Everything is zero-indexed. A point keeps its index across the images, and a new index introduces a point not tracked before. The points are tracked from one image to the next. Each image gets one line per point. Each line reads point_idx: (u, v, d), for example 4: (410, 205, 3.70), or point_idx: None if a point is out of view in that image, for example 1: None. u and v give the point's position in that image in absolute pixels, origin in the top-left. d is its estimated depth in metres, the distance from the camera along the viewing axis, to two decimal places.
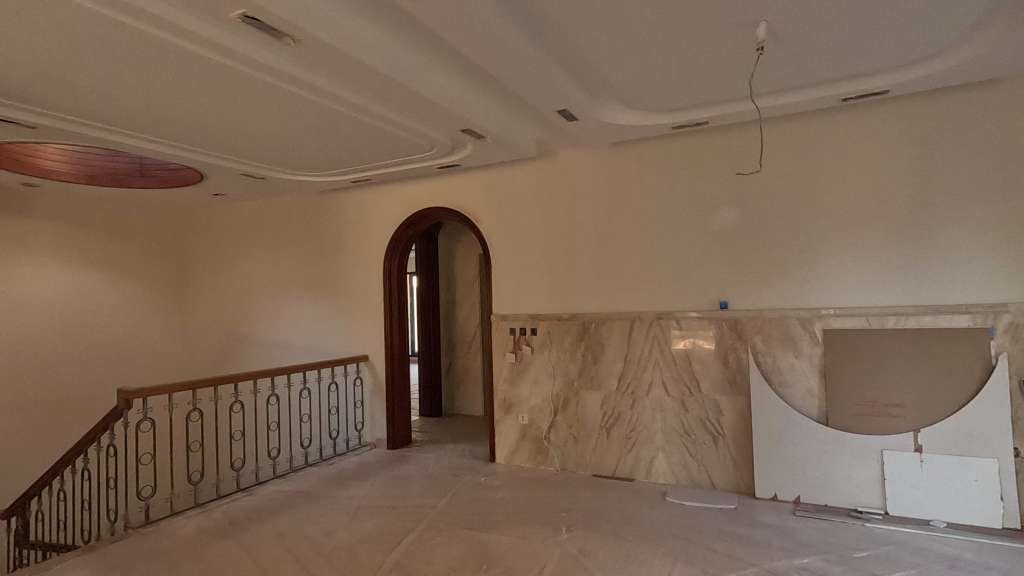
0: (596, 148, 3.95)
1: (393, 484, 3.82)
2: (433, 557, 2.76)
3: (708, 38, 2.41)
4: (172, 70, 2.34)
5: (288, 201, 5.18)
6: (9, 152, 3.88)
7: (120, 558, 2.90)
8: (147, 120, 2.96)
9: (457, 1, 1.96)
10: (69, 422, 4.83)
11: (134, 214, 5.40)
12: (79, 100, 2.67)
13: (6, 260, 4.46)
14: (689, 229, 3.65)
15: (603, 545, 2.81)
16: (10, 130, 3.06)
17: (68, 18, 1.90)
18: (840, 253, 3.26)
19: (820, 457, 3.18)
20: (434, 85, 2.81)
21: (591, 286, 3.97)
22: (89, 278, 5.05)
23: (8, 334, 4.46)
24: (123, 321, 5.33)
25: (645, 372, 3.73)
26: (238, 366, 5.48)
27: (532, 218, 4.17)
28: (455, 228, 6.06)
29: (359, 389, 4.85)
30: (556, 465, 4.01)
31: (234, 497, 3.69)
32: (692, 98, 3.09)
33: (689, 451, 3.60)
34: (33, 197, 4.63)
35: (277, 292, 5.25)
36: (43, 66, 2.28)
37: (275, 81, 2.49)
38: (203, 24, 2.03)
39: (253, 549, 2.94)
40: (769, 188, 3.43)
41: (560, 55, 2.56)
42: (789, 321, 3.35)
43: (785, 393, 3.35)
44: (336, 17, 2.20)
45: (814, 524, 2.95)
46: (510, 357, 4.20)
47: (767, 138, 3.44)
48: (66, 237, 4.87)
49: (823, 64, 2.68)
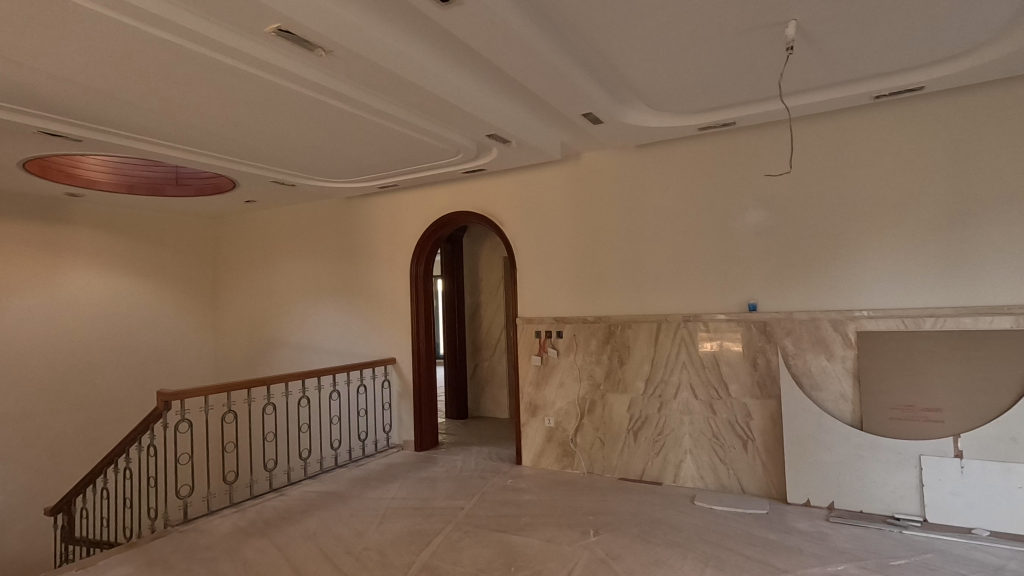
0: (621, 150, 3.94)
1: (421, 485, 3.87)
2: (461, 558, 2.78)
3: (737, 38, 2.39)
4: (212, 83, 2.44)
5: (318, 207, 5.30)
6: (57, 163, 4.06)
7: (160, 554, 3.00)
8: (183, 132, 3.07)
9: (485, 9, 1.99)
10: (110, 422, 5.01)
11: (170, 221, 5.59)
12: (122, 113, 2.78)
13: (52, 267, 4.66)
14: (716, 230, 3.62)
15: (631, 549, 2.80)
16: (57, 143, 3.21)
17: (115, 36, 2.00)
18: (873, 253, 3.19)
19: (855, 463, 3.11)
20: (459, 91, 2.86)
21: (618, 288, 3.96)
22: (129, 284, 5.23)
23: (53, 337, 4.66)
24: (161, 325, 5.51)
25: (672, 375, 3.71)
26: (268, 369, 5.61)
27: (557, 222, 4.18)
28: (480, 231, 6.10)
29: (387, 391, 4.92)
30: (583, 468, 4.00)
31: (267, 497, 3.77)
32: (718, 98, 3.05)
33: (718, 455, 3.56)
34: (78, 207, 4.83)
35: (306, 296, 5.36)
36: (89, 82, 2.39)
37: (308, 92, 2.57)
38: (241, 39, 2.11)
39: (286, 548, 3.01)
40: (800, 190, 3.38)
41: (585, 57, 2.57)
42: (821, 323, 3.28)
43: (816, 396, 3.29)
44: (365, 28, 2.25)
45: (850, 531, 2.89)
46: (535, 360, 4.21)
47: (797, 138, 3.38)
48: (108, 244, 5.07)
49: (855, 62, 2.63)
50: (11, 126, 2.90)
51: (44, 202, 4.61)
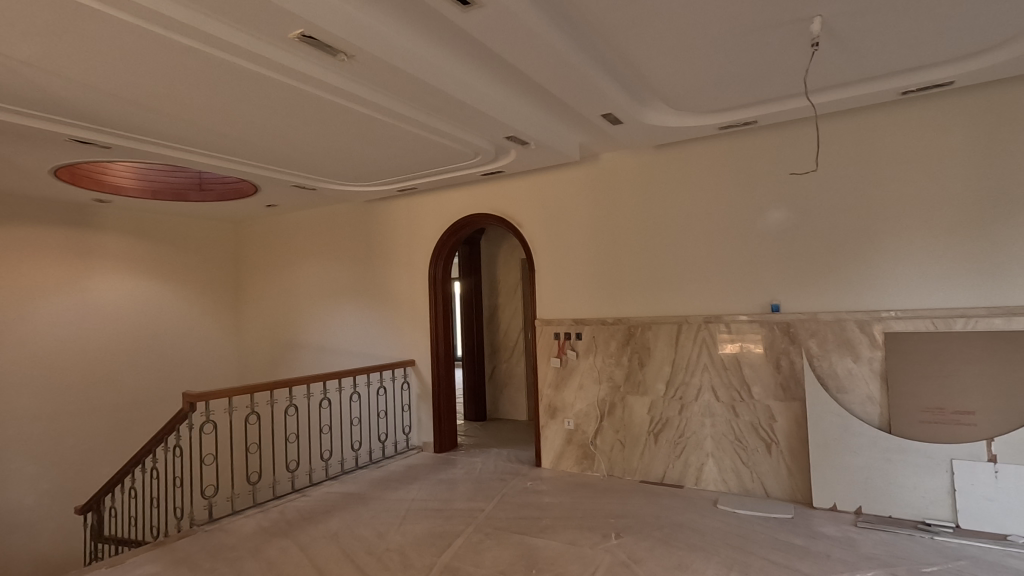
0: (639, 151, 3.92)
1: (441, 487, 3.88)
2: (482, 560, 2.79)
3: (760, 36, 2.36)
4: (237, 90, 2.48)
5: (338, 210, 5.35)
6: (86, 170, 4.16)
7: (187, 553, 3.05)
8: (208, 137, 3.12)
9: (505, 11, 1.99)
10: (137, 423, 5.11)
11: (194, 225, 5.69)
12: (151, 120, 2.84)
13: (81, 271, 4.78)
14: (738, 231, 3.58)
15: (653, 553, 2.77)
16: (87, 150, 3.29)
17: (144, 44, 2.05)
18: (901, 252, 3.12)
19: (882, 466, 3.05)
20: (478, 94, 2.86)
21: (638, 289, 3.93)
22: (154, 287, 5.33)
23: (83, 340, 4.77)
24: (186, 328, 5.61)
25: (693, 377, 3.67)
26: (290, 371, 5.69)
27: (575, 223, 4.17)
28: (497, 233, 6.11)
29: (407, 393, 4.95)
30: (603, 470, 3.97)
31: (290, 497, 3.82)
32: (739, 97, 3.02)
33: (741, 458, 3.51)
34: (105, 212, 4.95)
35: (326, 298, 5.42)
36: (119, 91, 2.46)
37: (330, 97, 2.60)
38: (267, 45, 2.14)
39: (309, 548, 3.04)
40: (824, 189, 3.32)
41: (604, 57, 2.56)
42: (846, 324, 3.22)
43: (842, 399, 3.22)
44: (386, 32, 2.27)
45: (878, 537, 2.83)
46: (555, 362, 4.20)
47: (821, 136, 3.33)
48: (134, 249, 5.18)
49: (881, 57, 2.58)
50: (44, 135, 2.98)
51: (73, 208, 4.74)
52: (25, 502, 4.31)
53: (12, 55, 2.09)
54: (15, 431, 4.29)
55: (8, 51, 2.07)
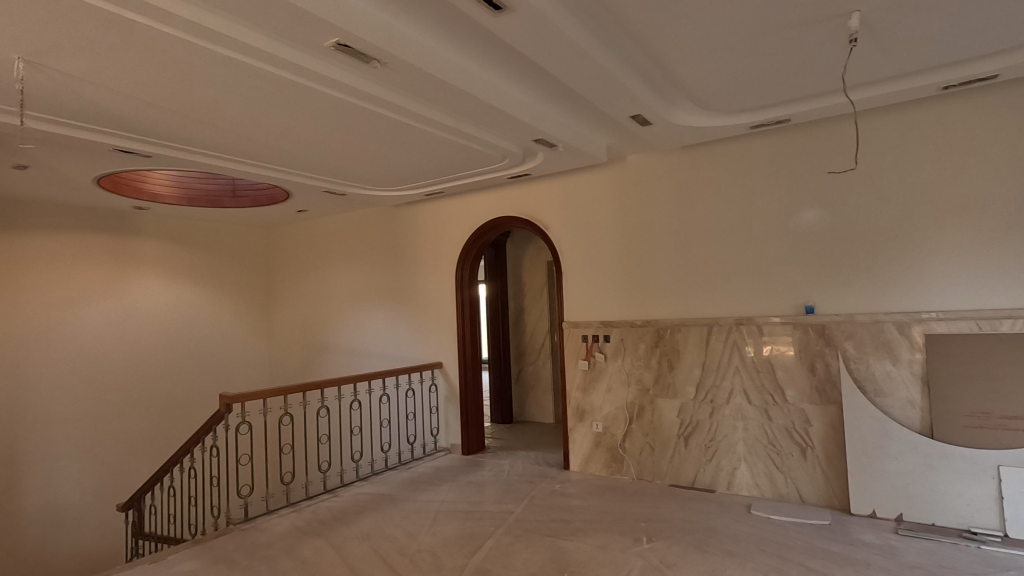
0: (668, 152, 3.89)
1: (470, 489, 3.90)
2: (513, 562, 2.79)
3: (793, 34, 2.33)
4: (275, 99, 2.55)
5: (367, 215, 5.43)
6: (126, 179, 4.32)
7: (224, 551, 3.12)
8: (244, 145, 3.21)
9: (535, 15, 2.00)
10: (174, 424, 5.24)
11: (228, 231, 5.83)
12: (188, 129, 2.92)
13: (120, 276, 4.94)
14: (769, 232, 3.52)
15: (686, 558, 2.74)
16: (128, 159, 3.41)
17: (185, 56, 2.11)
18: (941, 252, 3.03)
19: (924, 473, 2.96)
20: (506, 97, 2.88)
21: (667, 291, 3.89)
22: (190, 292, 5.48)
23: (122, 342, 4.93)
24: (221, 330, 5.74)
25: (724, 380, 3.61)
26: (320, 373, 5.78)
27: (603, 225, 4.16)
28: (523, 236, 6.13)
29: (435, 395, 4.99)
30: (632, 474, 3.94)
31: (322, 497, 3.88)
32: (772, 95, 2.98)
33: (775, 463, 3.44)
34: (143, 219, 5.11)
35: (355, 302, 5.51)
36: (161, 102, 2.54)
37: (361, 103, 2.63)
38: (302, 54, 2.19)
39: (342, 548, 3.08)
40: (860, 189, 3.25)
41: (634, 58, 2.55)
42: (885, 326, 3.14)
43: (881, 403, 3.14)
44: (417, 37, 2.30)
45: (920, 545, 2.75)
46: (582, 365, 4.19)
47: (857, 133, 3.25)
48: (172, 254, 5.33)
49: (921, 52, 2.52)
50: (89, 145, 3.10)
51: (114, 216, 4.90)
52: (70, 499, 4.47)
53: (63, 70, 2.19)
54: (59, 431, 4.45)
55: (59, 66, 2.16)
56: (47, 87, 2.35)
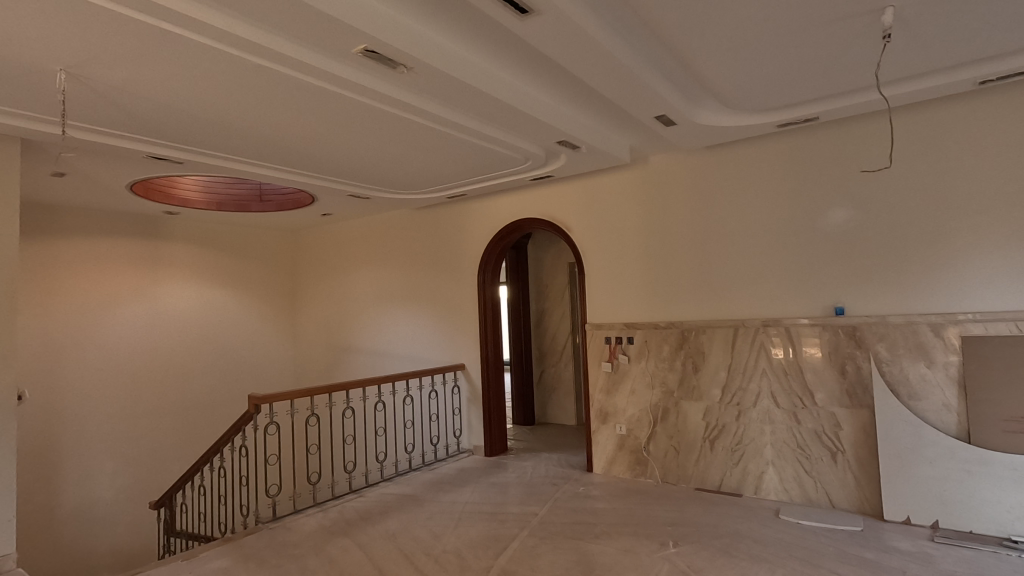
0: (692, 152, 3.85)
1: (493, 490, 3.91)
2: (539, 564, 2.79)
3: (823, 31, 2.29)
4: (304, 105, 2.60)
5: (390, 217, 5.49)
6: (158, 185, 4.43)
7: (253, 549, 3.18)
8: (273, 150, 3.27)
9: (560, 18, 2.00)
10: (204, 424, 5.35)
11: (255, 235, 5.94)
12: (219, 136, 2.99)
13: (151, 279, 5.07)
14: (797, 233, 3.46)
15: (714, 562, 2.71)
16: (161, 166, 3.50)
17: (216, 64, 2.16)
18: (979, 251, 2.94)
19: (961, 479, 2.88)
20: (529, 99, 2.88)
21: (693, 293, 3.85)
22: (219, 294, 5.59)
23: (154, 344, 5.05)
24: (249, 332, 5.86)
25: (751, 383, 3.56)
26: (344, 374, 5.86)
27: (626, 226, 4.13)
28: (544, 237, 6.13)
29: (457, 396, 5.02)
30: (656, 477, 3.91)
31: (348, 498, 3.93)
32: (801, 93, 2.93)
33: (804, 467, 3.38)
34: (174, 224, 5.24)
35: (379, 304, 5.57)
36: (194, 109, 2.60)
37: (386, 108, 2.66)
38: (331, 62, 2.23)
39: (368, 547, 3.12)
40: (891, 188, 3.17)
41: (658, 58, 2.53)
42: (918, 327, 3.06)
43: (915, 406, 3.06)
44: (442, 42, 2.31)
45: (958, 553, 2.67)
46: (606, 366, 4.17)
47: (890, 131, 3.18)
48: (201, 258, 5.45)
49: (958, 46, 2.45)
50: (125, 153, 3.19)
51: (145, 221, 5.03)
52: (104, 495, 4.61)
53: (101, 80, 2.26)
54: (94, 430, 4.59)
55: (98, 77, 2.23)
56: (87, 97, 2.43)
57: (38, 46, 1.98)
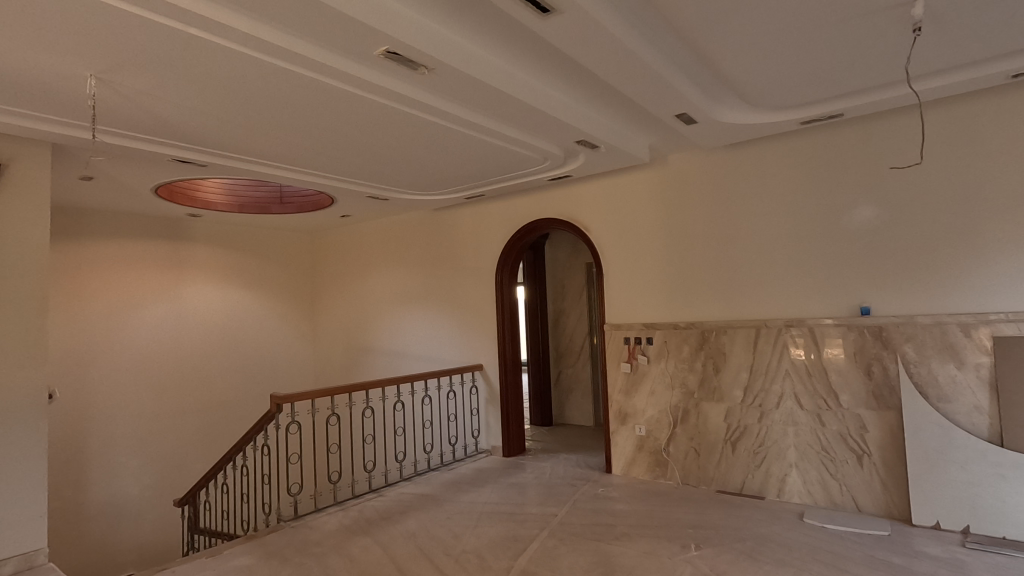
0: (712, 151, 3.81)
1: (512, 491, 3.91)
2: (559, 565, 2.78)
3: (850, 25, 2.25)
4: (326, 107, 2.62)
5: (408, 218, 5.52)
6: (181, 188, 4.53)
7: (275, 547, 3.21)
8: (293, 153, 3.30)
9: (581, 17, 1.99)
10: (226, 424, 5.43)
11: (275, 236, 6.02)
12: (242, 139, 3.03)
13: (175, 280, 5.16)
14: (821, 231, 3.41)
15: (738, 566, 2.67)
16: (185, 168, 3.56)
17: (242, 68, 2.19)
18: (1012, 249, 2.86)
19: (994, 483, 2.80)
20: (549, 99, 2.87)
21: (713, 292, 3.80)
22: (240, 295, 5.67)
23: (177, 344, 5.14)
24: (270, 332, 5.93)
25: (773, 384, 3.51)
26: (362, 374, 5.90)
27: (645, 226, 4.10)
28: (562, 237, 6.11)
29: (476, 397, 5.03)
30: (676, 479, 3.87)
31: (368, 497, 3.95)
32: (825, 89, 2.88)
33: (828, 470, 3.32)
34: (197, 226, 5.32)
35: (397, 304, 5.61)
36: (218, 113, 2.64)
37: (406, 109, 2.67)
38: (354, 64, 2.25)
39: (389, 547, 3.13)
40: (918, 185, 3.11)
41: (679, 55, 2.51)
42: (948, 328, 2.99)
43: (945, 409, 2.99)
44: (463, 42, 2.32)
45: (992, 559, 2.59)
46: (625, 367, 4.14)
47: (917, 126, 3.11)
48: (223, 259, 5.53)
49: (989, 39, 2.39)
50: (151, 157, 3.25)
51: (169, 223, 5.12)
52: (130, 492, 4.69)
53: (129, 85, 2.30)
54: (121, 428, 4.68)
55: (126, 81, 2.27)
56: (115, 102, 2.48)
57: (69, 53, 2.03)
